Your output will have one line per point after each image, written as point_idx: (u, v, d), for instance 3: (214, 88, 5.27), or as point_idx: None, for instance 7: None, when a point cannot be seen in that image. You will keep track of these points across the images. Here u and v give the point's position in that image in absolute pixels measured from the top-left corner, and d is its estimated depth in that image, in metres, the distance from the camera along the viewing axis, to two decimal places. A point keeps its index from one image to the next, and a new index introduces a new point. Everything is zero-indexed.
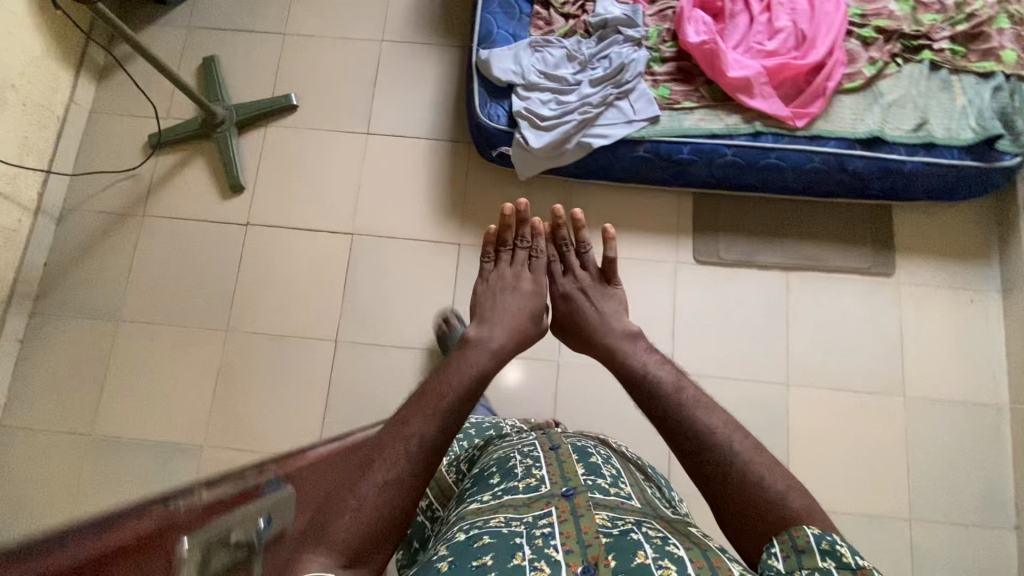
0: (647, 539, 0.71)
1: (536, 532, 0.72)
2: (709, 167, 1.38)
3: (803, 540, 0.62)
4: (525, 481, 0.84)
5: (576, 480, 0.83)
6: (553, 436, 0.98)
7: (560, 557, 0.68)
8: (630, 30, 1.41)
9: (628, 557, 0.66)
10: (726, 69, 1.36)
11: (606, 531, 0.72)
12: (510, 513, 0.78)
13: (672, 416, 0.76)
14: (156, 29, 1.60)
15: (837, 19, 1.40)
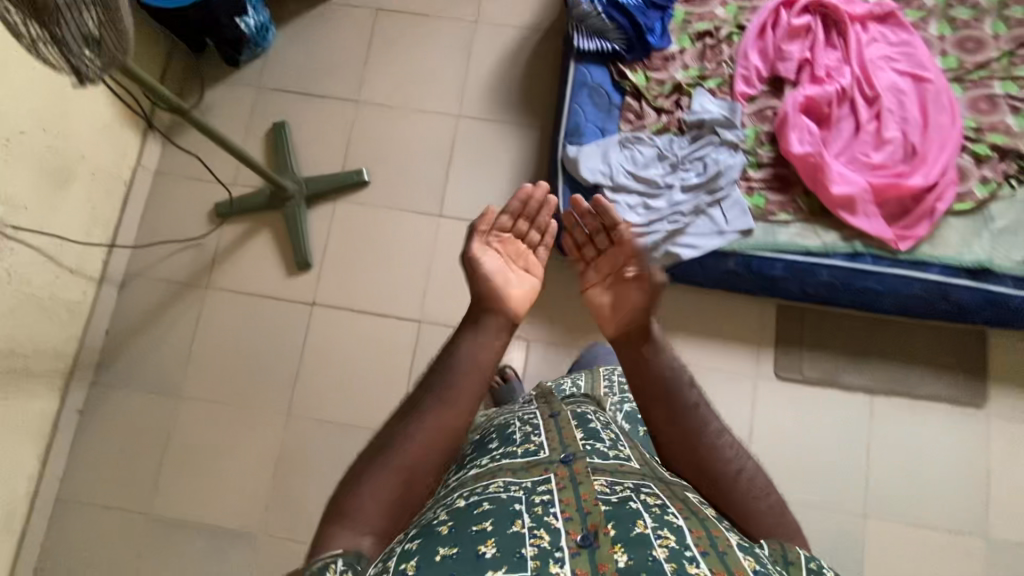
0: (647, 508, 0.65)
1: (536, 500, 0.67)
2: (800, 285, 1.32)
3: (793, 554, 0.65)
4: (524, 447, 0.79)
5: (575, 446, 0.77)
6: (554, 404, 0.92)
7: (559, 526, 0.63)
8: (727, 132, 1.34)
9: (627, 525, 0.62)
10: (830, 182, 1.28)
11: (605, 499, 0.67)
12: (508, 478, 0.73)
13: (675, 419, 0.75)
14: (225, 86, 1.54)
15: (951, 134, 1.32)
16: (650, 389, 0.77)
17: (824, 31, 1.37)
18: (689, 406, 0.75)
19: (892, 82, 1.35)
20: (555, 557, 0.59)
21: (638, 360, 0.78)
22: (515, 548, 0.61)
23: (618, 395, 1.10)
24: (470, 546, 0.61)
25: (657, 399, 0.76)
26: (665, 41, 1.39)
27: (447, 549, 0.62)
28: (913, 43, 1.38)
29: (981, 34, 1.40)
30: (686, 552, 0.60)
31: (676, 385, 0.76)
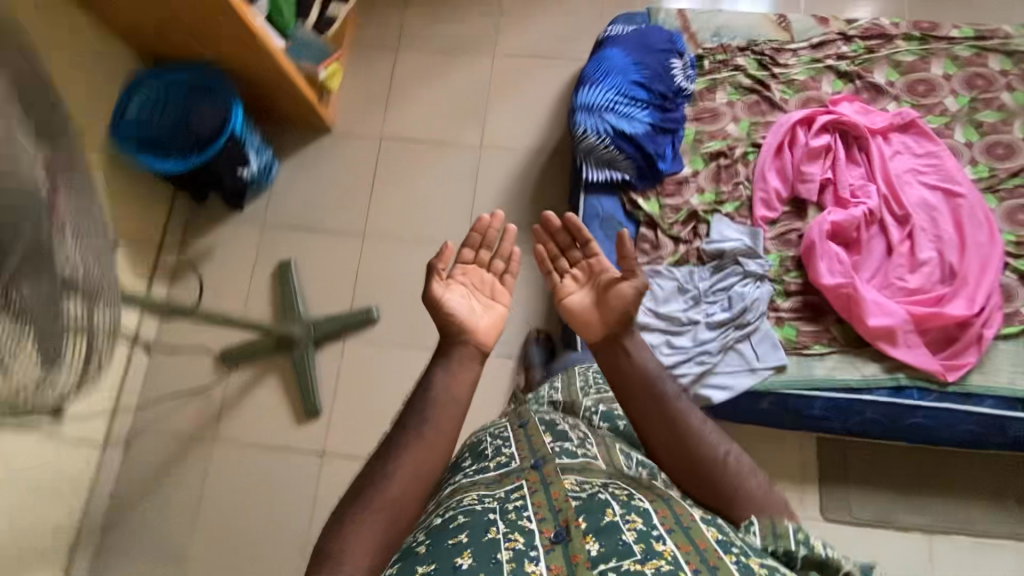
0: (615, 497, 0.67)
1: (509, 506, 0.68)
2: (841, 422, 1.22)
3: (782, 526, 0.68)
4: (496, 461, 0.80)
5: (544, 449, 0.78)
6: (523, 413, 0.92)
7: (533, 527, 0.65)
8: (751, 262, 1.27)
9: (597, 516, 0.64)
10: (864, 312, 1.21)
11: (575, 496, 0.68)
12: (481, 490, 0.73)
13: (656, 411, 0.74)
14: (229, 226, 1.51)
15: (994, 253, 1.23)
16: (623, 382, 0.77)
17: (843, 147, 1.31)
18: (669, 396, 0.75)
19: (922, 198, 1.29)
20: (530, 556, 0.62)
21: (618, 357, 0.79)
22: (491, 555, 0.62)
23: (593, 396, 0.99)
24: (447, 560, 0.62)
25: (637, 394, 0.75)
26: (676, 164, 1.35)
27: (425, 566, 0.62)
28: (941, 154, 1.31)
29: (1011, 138, 1.33)
30: (653, 531, 0.62)
31: (656, 376, 0.77)
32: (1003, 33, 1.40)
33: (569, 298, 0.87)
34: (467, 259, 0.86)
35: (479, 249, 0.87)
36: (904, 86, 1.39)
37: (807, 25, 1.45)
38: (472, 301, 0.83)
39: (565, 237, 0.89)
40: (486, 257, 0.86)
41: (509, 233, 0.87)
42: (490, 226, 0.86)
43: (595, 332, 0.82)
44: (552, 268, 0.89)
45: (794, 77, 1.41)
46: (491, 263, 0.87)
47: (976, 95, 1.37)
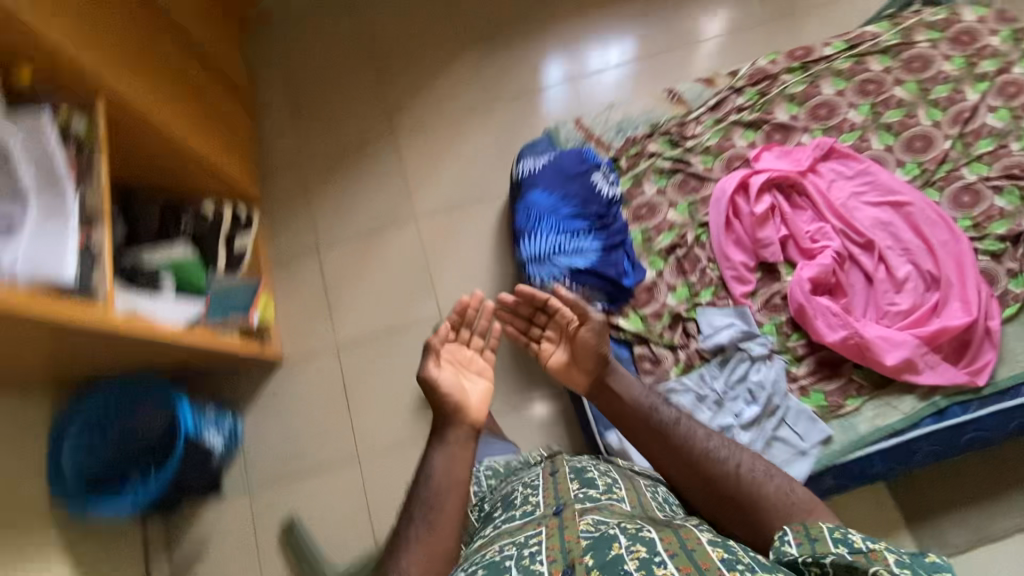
0: (624, 531, 0.75)
1: (524, 553, 0.76)
2: (901, 467, 1.18)
3: (817, 530, 0.73)
4: (524, 509, 0.91)
5: (567, 497, 0.88)
6: (555, 462, 1.04)
7: (544, 569, 0.72)
8: (752, 343, 1.23)
9: (603, 551, 0.71)
10: (877, 353, 1.19)
11: (588, 535, 0.76)
12: (505, 541, 0.83)
13: (673, 443, 0.93)
14: (213, 508, 1.37)
15: (962, 247, 1.24)
16: (638, 419, 0.97)
17: (783, 197, 1.32)
18: (674, 427, 0.95)
19: (874, 218, 1.29)
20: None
21: (613, 399, 1.01)
22: None
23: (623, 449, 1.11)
24: None
25: (644, 429, 0.96)
26: (639, 272, 1.32)
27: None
28: (872, 170, 1.33)
29: (922, 128, 1.37)
30: (654, 558, 0.69)
31: (656, 412, 0.98)
32: (870, 34, 1.46)
33: (551, 358, 1.08)
34: (454, 343, 1.04)
35: (458, 327, 1.04)
36: (808, 114, 1.42)
37: (697, 91, 1.47)
38: (464, 379, 1.01)
39: (527, 307, 1.10)
40: (467, 338, 1.03)
41: (483, 307, 1.03)
42: (466, 309, 1.02)
43: (581, 381, 1.06)
44: (528, 339, 1.11)
45: (708, 143, 1.43)
46: (471, 339, 1.04)
47: (872, 100, 1.41)
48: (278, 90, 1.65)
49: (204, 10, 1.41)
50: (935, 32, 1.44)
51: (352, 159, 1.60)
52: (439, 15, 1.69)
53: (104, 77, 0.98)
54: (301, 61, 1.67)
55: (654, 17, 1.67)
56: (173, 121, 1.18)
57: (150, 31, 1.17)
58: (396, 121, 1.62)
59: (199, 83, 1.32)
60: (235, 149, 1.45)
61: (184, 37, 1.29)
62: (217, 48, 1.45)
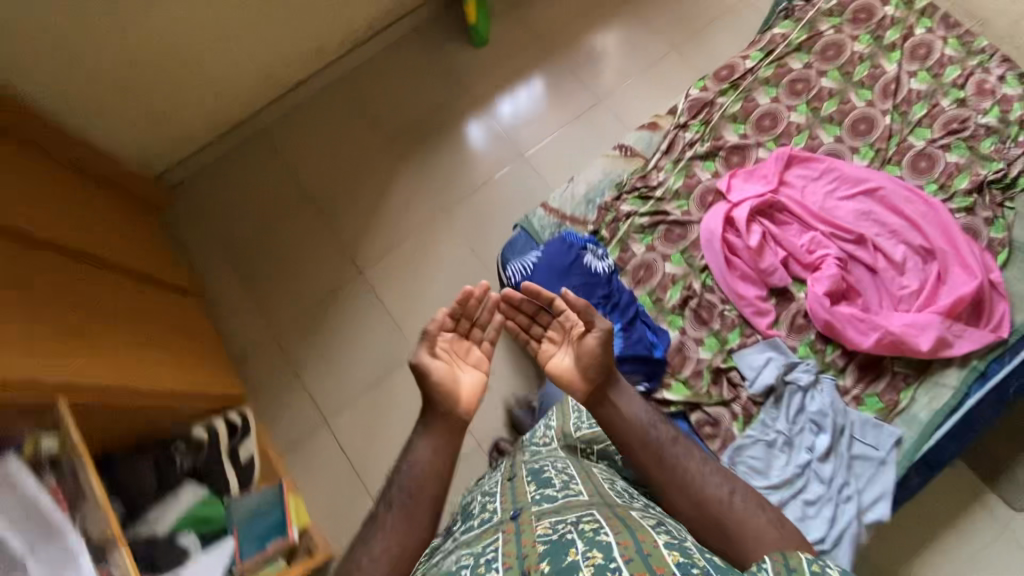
0: (582, 533, 0.71)
1: (480, 560, 0.73)
2: (968, 439, 1.21)
3: (795, 560, 0.64)
4: (481, 517, 0.87)
5: (524, 501, 0.85)
6: (513, 468, 1.00)
7: None
8: (795, 372, 1.23)
9: (559, 557, 0.67)
10: (910, 341, 1.21)
11: (544, 539, 0.73)
12: (464, 549, 0.80)
13: (661, 463, 0.88)
14: None
15: (941, 214, 1.30)
16: (627, 439, 0.91)
17: (766, 218, 1.33)
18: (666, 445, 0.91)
19: (855, 211, 1.33)
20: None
21: (610, 415, 0.94)
22: None
23: (588, 423, 1.06)
24: None
25: (632, 443, 0.91)
26: (664, 336, 1.29)
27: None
28: (834, 166, 1.37)
29: (861, 111, 1.43)
30: (609, 564, 0.64)
31: (647, 429, 0.92)
32: (779, 37, 1.51)
33: (552, 359, 1.03)
34: (451, 333, 0.99)
35: (459, 317, 1.00)
36: (755, 128, 1.45)
37: (645, 138, 1.47)
38: (456, 369, 0.97)
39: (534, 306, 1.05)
40: (467, 329, 0.99)
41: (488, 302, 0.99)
42: (470, 301, 0.98)
43: (579, 389, 0.98)
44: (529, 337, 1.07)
45: (675, 187, 1.42)
46: (471, 331, 1.01)
47: (806, 98, 1.46)
48: (232, 271, 1.58)
49: (110, 221, 1.27)
50: (835, 18, 1.51)
51: (329, 315, 1.53)
52: (367, 140, 1.66)
53: (38, 371, 0.83)
54: (246, 235, 1.61)
55: (574, 75, 1.67)
56: (126, 367, 1.03)
57: (68, 280, 1.02)
58: (361, 262, 1.56)
59: (137, 303, 1.18)
60: (198, 351, 1.32)
61: (104, 265, 1.15)
62: (139, 253, 1.31)
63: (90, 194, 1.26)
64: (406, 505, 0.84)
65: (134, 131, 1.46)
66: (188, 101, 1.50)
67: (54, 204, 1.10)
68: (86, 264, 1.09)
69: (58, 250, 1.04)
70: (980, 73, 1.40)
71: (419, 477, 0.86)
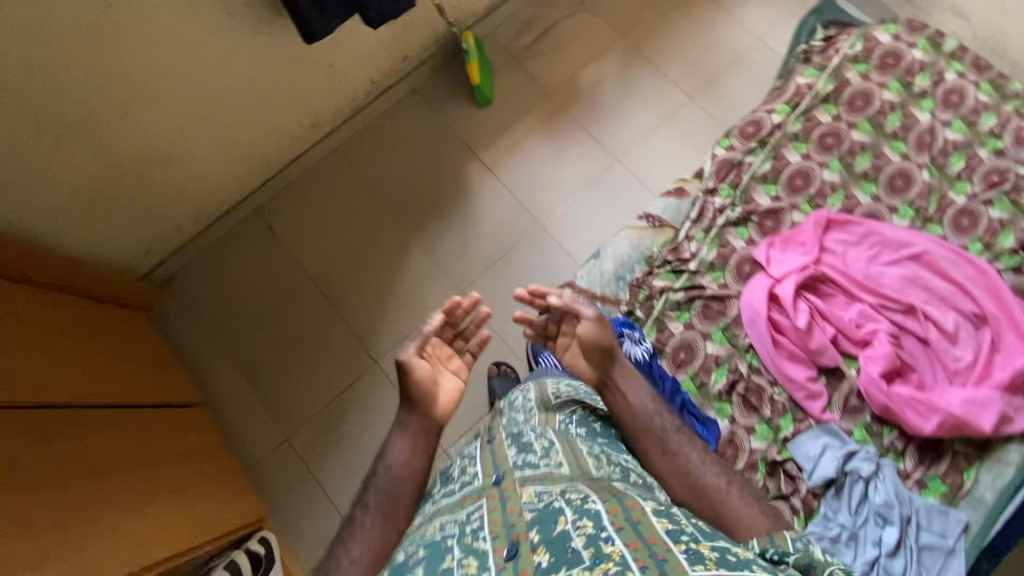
0: (570, 503, 0.72)
1: (467, 530, 0.73)
2: None
3: (776, 537, 0.76)
4: (462, 480, 0.86)
5: (506, 464, 0.84)
6: (491, 428, 0.97)
7: (488, 547, 0.70)
8: (855, 460, 1.17)
9: (549, 528, 0.69)
10: (973, 420, 1.15)
11: (532, 507, 0.74)
12: (447, 516, 0.79)
13: (664, 452, 0.91)
14: None
15: (991, 277, 1.24)
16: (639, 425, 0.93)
17: (809, 292, 1.27)
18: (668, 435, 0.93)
19: (900, 277, 1.26)
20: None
21: (619, 400, 0.95)
22: None
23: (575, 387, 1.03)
24: None
25: (639, 432, 0.93)
26: (714, 429, 1.19)
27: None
28: (874, 229, 1.30)
29: (897, 166, 1.36)
30: (600, 533, 0.65)
31: (651, 420, 0.94)
32: (805, 87, 1.44)
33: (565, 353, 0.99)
34: (439, 337, 0.97)
35: (445, 326, 0.97)
36: (787, 190, 1.37)
37: (673, 206, 1.39)
38: (439, 374, 0.94)
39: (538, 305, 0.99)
40: (451, 338, 0.97)
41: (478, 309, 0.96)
42: (458, 310, 0.96)
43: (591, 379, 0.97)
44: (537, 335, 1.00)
45: (709, 257, 1.34)
46: (454, 340, 0.98)
47: (838, 153, 1.38)
48: (239, 372, 1.47)
49: (78, 357, 1.10)
50: (861, 64, 1.44)
51: (344, 411, 1.43)
52: (373, 215, 1.55)
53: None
54: (249, 327, 1.50)
55: (588, 131, 1.58)
56: (131, 548, 0.93)
57: (19, 480, 0.85)
58: (376, 352, 1.46)
59: (136, 451, 1.07)
60: (201, 486, 1.18)
61: (70, 431, 0.98)
62: (118, 386, 1.15)
63: (58, 329, 1.10)
64: (382, 506, 0.85)
65: (123, 229, 1.35)
66: (180, 193, 1.39)
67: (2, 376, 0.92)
68: (92, 424, 1.03)
69: (26, 439, 0.90)
70: (1017, 120, 1.34)
71: (395, 477, 0.87)
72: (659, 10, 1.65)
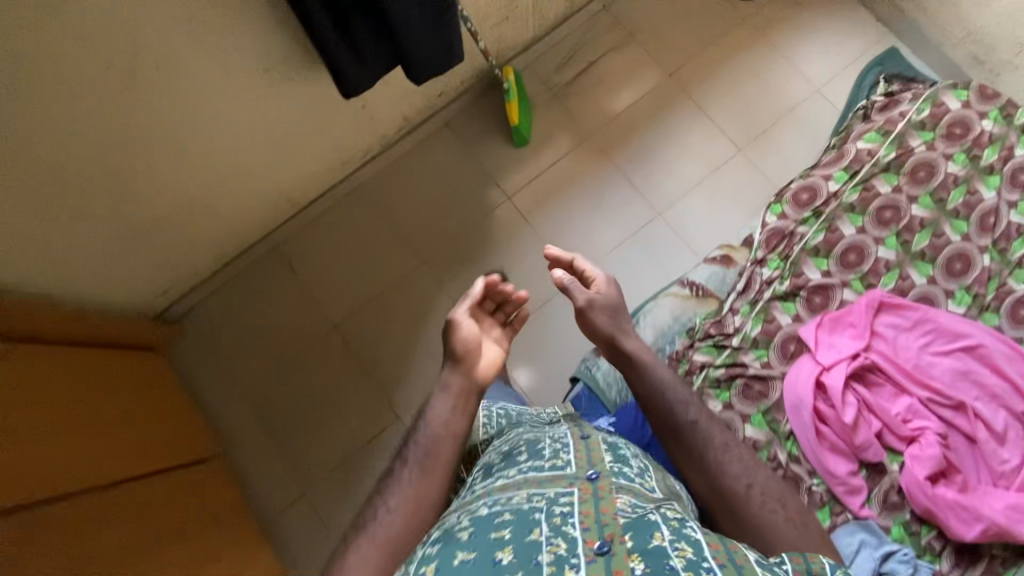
0: (667, 522, 0.69)
1: (556, 511, 0.71)
2: None
3: (817, 564, 0.69)
4: (553, 463, 0.83)
5: (601, 466, 0.82)
6: (581, 427, 0.96)
7: (575, 535, 0.67)
8: (894, 561, 1.11)
9: (645, 537, 0.65)
10: (1017, 530, 1.11)
11: (624, 513, 0.70)
12: (533, 489, 0.77)
13: (687, 440, 0.92)
14: None
15: None
16: (658, 406, 0.95)
17: (856, 381, 1.22)
18: (688, 428, 0.93)
19: (952, 371, 1.21)
20: (572, 562, 0.62)
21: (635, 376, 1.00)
22: (532, 555, 0.64)
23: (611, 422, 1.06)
24: (488, 551, 0.65)
25: (664, 417, 0.95)
26: None
27: (467, 554, 0.66)
28: (929, 316, 1.24)
29: (956, 248, 1.29)
30: (702, 562, 0.62)
31: (676, 412, 0.94)
32: (864, 153, 1.36)
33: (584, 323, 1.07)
34: (479, 308, 1.03)
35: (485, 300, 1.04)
36: (839, 265, 1.31)
37: (717, 276, 1.35)
38: (482, 339, 1.00)
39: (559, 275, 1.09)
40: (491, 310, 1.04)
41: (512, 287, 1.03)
42: (496, 286, 1.02)
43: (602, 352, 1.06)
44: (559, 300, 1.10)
45: (753, 334, 1.29)
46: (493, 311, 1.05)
47: (895, 229, 1.31)
48: (256, 417, 1.43)
49: (98, 422, 1.07)
50: (927, 132, 1.35)
51: (364, 467, 1.38)
52: (399, 258, 1.47)
53: None
54: (266, 371, 1.45)
55: (629, 180, 1.49)
56: None
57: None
58: (398, 404, 1.41)
59: (162, 519, 1.08)
60: (210, 552, 1.15)
61: (101, 512, 0.98)
62: (135, 447, 1.12)
63: (78, 390, 1.07)
64: (421, 461, 0.86)
65: (138, 275, 1.28)
66: (197, 236, 1.31)
67: (18, 464, 0.88)
68: (118, 499, 1.02)
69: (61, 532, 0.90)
70: None
71: (435, 435, 0.88)
72: (711, 51, 1.54)
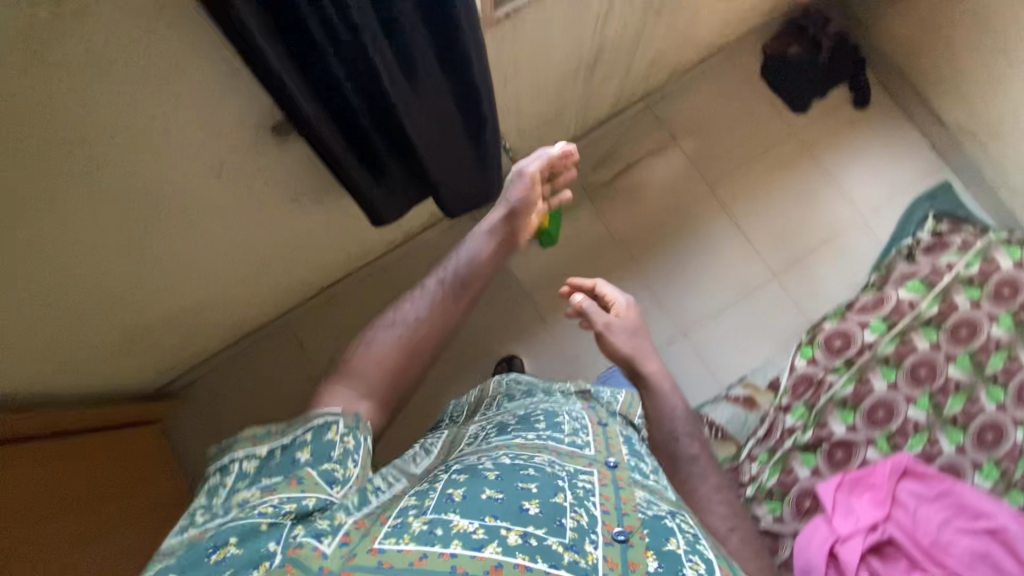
0: (682, 531, 0.63)
1: (579, 484, 0.64)
2: None
3: None
4: (570, 438, 0.74)
5: (620, 456, 0.75)
6: (597, 408, 0.87)
7: (597, 513, 0.60)
8: None
9: (661, 539, 0.59)
10: None
11: (643, 509, 0.64)
12: (554, 458, 0.68)
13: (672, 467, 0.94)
14: None
15: None
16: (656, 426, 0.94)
17: (869, 553, 1.15)
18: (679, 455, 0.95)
19: (971, 553, 1.12)
20: (590, 537, 0.57)
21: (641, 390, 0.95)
22: (558, 517, 0.57)
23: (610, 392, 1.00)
24: (514, 497, 0.58)
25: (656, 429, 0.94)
26: None
27: (494, 492, 0.58)
28: (951, 490, 1.17)
29: (988, 420, 1.23)
30: None
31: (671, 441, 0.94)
32: (905, 304, 1.31)
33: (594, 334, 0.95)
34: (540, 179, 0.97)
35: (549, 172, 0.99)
36: (865, 421, 1.26)
37: (738, 419, 1.32)
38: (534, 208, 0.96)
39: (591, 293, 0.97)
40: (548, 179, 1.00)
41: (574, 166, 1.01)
42: (567, 160, 0.98)
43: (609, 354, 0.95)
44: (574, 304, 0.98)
45: (769, 486, 1.25)
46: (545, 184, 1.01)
47: (928, 389, 1.26)
48: None
49: (75, 538, 1.03)
50: (973, 289, 1.30)
51: None
52: None
53: None
54: None
55: (657, 299, 1.43)
56: None
57: None
58: None
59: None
60: None
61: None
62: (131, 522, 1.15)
63: (68, 493, 1.06)
64: (455, 286, 0.88)
65: (141, 365, 1.25)
66: (205, 327, 1.27)
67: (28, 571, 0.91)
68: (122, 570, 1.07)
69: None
70: None
71: (469, 269, 0.90)
72: (755, 166, 1.47)
